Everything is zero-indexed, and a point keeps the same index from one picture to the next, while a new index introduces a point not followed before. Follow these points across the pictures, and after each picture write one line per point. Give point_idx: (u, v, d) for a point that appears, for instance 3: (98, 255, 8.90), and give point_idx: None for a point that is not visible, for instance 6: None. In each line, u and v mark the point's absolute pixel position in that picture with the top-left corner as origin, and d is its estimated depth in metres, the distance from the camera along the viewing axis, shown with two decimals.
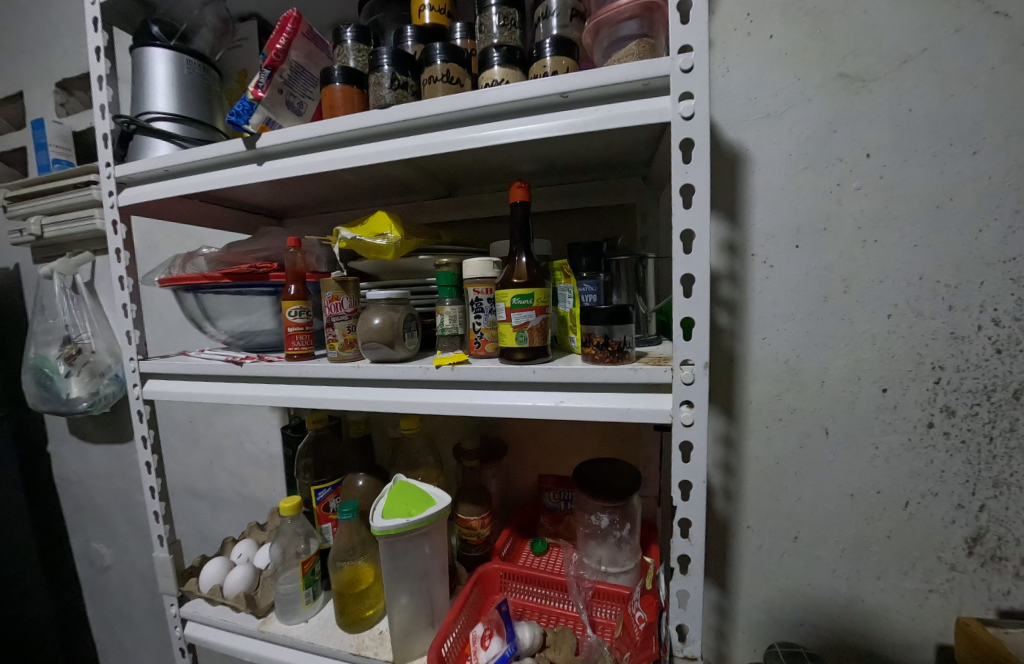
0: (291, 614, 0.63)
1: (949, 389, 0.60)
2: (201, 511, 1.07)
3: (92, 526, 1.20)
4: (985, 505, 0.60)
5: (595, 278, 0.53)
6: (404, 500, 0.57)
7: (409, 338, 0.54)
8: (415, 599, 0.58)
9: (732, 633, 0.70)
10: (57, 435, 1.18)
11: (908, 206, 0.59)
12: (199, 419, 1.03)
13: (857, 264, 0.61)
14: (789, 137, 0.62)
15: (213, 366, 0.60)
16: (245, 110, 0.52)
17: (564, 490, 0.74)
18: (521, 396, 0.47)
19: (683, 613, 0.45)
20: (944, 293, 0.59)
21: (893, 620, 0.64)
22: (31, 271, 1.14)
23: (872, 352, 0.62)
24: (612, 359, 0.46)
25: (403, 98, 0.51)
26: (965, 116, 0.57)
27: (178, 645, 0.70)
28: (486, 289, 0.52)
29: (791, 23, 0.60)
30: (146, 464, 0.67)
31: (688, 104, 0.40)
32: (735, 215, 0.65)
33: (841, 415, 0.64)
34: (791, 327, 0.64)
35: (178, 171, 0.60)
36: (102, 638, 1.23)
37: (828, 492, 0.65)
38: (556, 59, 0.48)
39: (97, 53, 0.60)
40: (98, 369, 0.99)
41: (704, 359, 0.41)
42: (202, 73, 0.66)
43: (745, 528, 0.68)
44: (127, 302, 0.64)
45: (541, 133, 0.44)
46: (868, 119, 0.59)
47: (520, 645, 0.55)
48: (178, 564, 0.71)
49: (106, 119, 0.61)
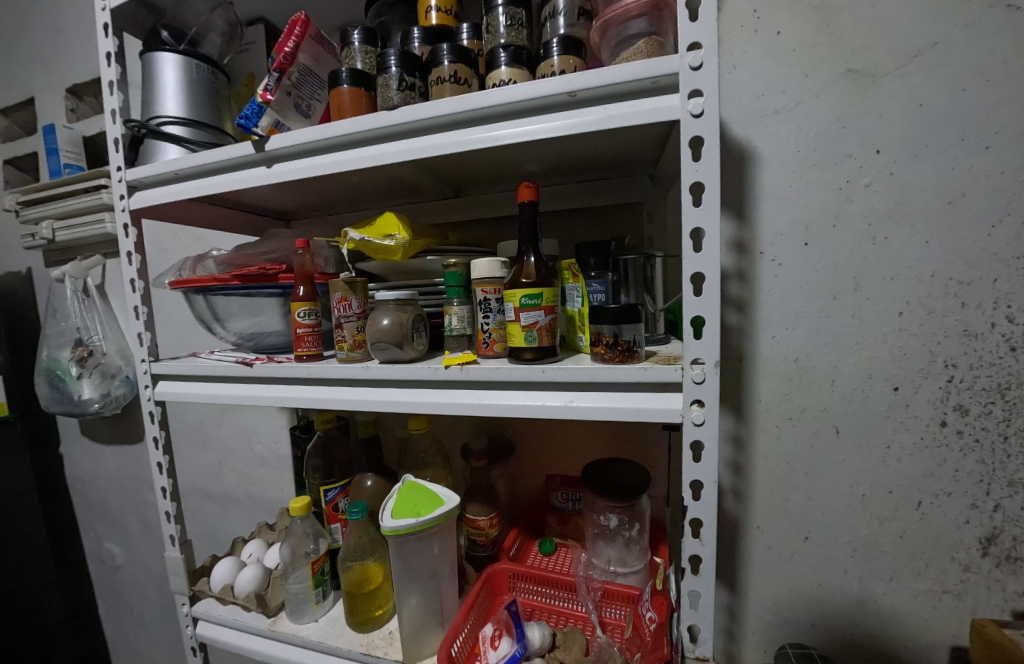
0: (302, 614, 0.64)
1: (961, 387, 0.60)
2: (211, 510, 1.08)
3: (104, 526, 1.21)
4: (1000, 505, 0.59)
5: (604, 278, 0.53)
6: (413, 500, 0.57)
7: (418, 338, 0.55)
8: (425, 600, 0.58)
9: (742, 634, 0.69)
10: (69, 436, 1.20)
11: (919, 202, 0.58)
12: (208, 420, 1.04)
13: (868, 262, 0.61)
14: (797, 133, 0.62)
15: (224, 366, 0.61)
16: (255, 112, 0.52)
17: (572, 490, 0.74)
18: (531, 395, 0.47)
19: (695, 614, 0.45)
20: (957, 290, 0.58)
21: (906, 621, 0.63)
22: (43, 275, 1.16)
23: (883, 350, 0.62)
24: (621, 358, 0.46)
25: (410, 99, 0.51)
26: (977, 110, 0.56)
27: (190, 645, 0.71)
28: (494, 289, 0.52)
29: (798, 20, 0.60)
30: (158, 465, 0.67)
31: (698, 101, 0.39)
32: (743, 213, 0.64)
33: (852, 414, 0.63)
34: (800, 326, 0.64)
35: (188, 174, 0.60)
36: (115, 637, 1.25)
37: (840, 492, 0.64)
38: (563, 58, 0.48)
39: (108, 58, 0.61)
40: (109, 371, 1.00)
41: (715, 357, 0.41)
42: (211, 76, 0.67)
43: (755, 528, 0.68)
44: (138, 303, 0.64)
45: (549, 133, 0.44)
46: (877, 115, 0.59)
47: (530, 645, 0.54)
48: (189, 564, 0.72)
49: (117, 124, 0.62)
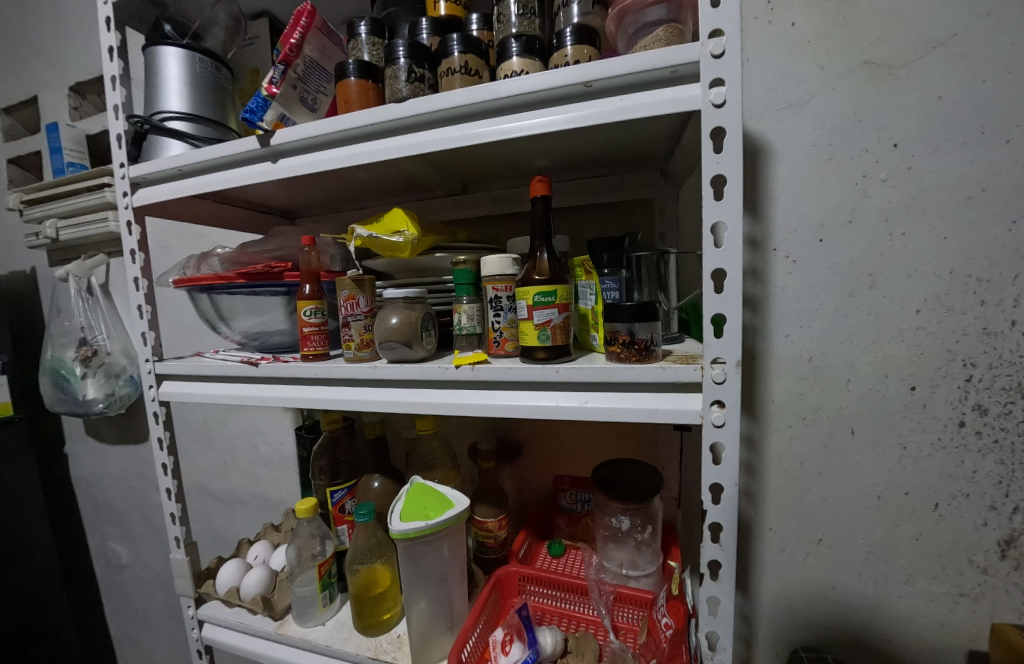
0: (308, 617, 0.63)
1: (981, 387, 0.58)
2: (215, 511, 1.08)
3: (109, 526, 1.21)
4: (1020, 507, 0.58)
5: (618, 275, 0.50)
6: (422, 501, 0.56)
7: (427, 337, 0.53)
8: (434, 603, 0.57)
9: (755, 638, 0.68)
10: (74, 436, 1.20)
11: (937, 196, 0.57)
12: (213, 420, 1.03)
13: (884, 258, 0.59)
14: (812, 127, 0.60)
15: (228, 366, 0.59)
16: (260, 106, 0.51)
17: (581, 491, 0.73)
18: (544, 396, 0.45)
19: (714, 620, 0.44)
20: (976, 287, 0.57)
21: (921, 625, 0.61)
22: (47, 274, 1.16)
23: (900, 349, 0.60)
24: (637, 357, 0.44)
25: (419, 91, 0.50)
26: (998, 102, 0.54)
27: (196, 646, 0.70)
28: (506, 287, 0.51)
29: (814, 11, 0.58)
30: (163, 466, 0.67)
31: (720, 91, 0.38)
32: (757, 209, 0.63)
33: (868, 414, 0.62)
34: (815, 324, 0.62)
35: (191, 170, 0.59)
36: (121, 637, 1.24)
37: (855, 494, 0.63)
38: (577, 48, 0.46)
39: (109, 53, 0.59)
40: (113, 370, 1.00)
41: (736, 356, 0.40)
42: (215, 71, 0.66)
43: (767, 530, 0.67)
44: (142, 303, 0.63)
45: (563, 125, 0.43)
46: (895, 108, 0.57)
47: (542, 650, 0.53)
48: (195, 566, 0.71)
49: (120, 120, 0.61)
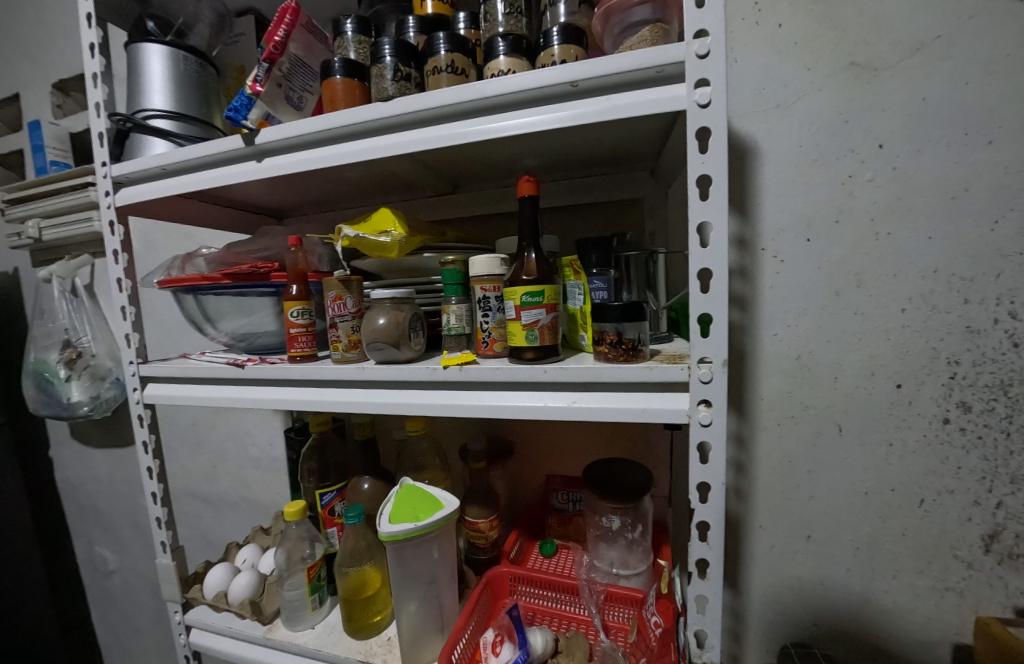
0: (297, 621, 0.62)
1: (964, 384, 0.59)
2: (204, 515, 1.06)
3: (96, 530, 1.19)
4: (1003, 502, 0.59)
5: (605, 274, 0.51)
6: (411, 503, 0.56)
7: (415, 338, 0.53)
8: (424, 605, 0.57)
9: (746, 634, 0.68)
10: (58, 440, 1.18)
11: (922, 196, 0.57)
12: (201, 422, 1.02)
13: (870, 257, 0.60)
14: (799, 128, 0.61)
15: (215, 369, 0.59)
16: (244, 104, 0.50)
17: (572, 491, 0.73)
18: (533, 396, 0.45)
19: (701, 619, 0.44)
20: (959, 286, 0.57)
21: (908, 619, 0.62)
22: (30, 275, 1.13)
23: (886, 347, 0.61)
24: (625, 357, 0.44)
25: (405, 90, 0.49)
26: (980, 104, 0.55)
27: (183, 653, 0.70)
28: (493, 287, 0.50)
29: (800, 12, 0.59)
30: (148, 470, 0.66)
31: (705, 91, 0.38)
32: (745, 208, 0.63)
33: (855, 411, 0.62)
34: (802, 323, 0.63)
35: (175, 169, 0.58)
36: (108, 643, 1.22)
37: (842, 490, 0.64)
38: (564, 48, 0.46)
39: (91, 50, 0.58)
40: (98, 373, 0.97)
41: (722, 356, 0.40)
42: (199, 68, 0.65)
43: (757, 528, 0.67)
44: (125, 304, 0.62)
45: (551, 125, 0.43)
46: (880, 109, 0.58)
47: (532, 652, 0.53)
48: (181, 570, 0.70)
49: (101, 118, 0.60)
